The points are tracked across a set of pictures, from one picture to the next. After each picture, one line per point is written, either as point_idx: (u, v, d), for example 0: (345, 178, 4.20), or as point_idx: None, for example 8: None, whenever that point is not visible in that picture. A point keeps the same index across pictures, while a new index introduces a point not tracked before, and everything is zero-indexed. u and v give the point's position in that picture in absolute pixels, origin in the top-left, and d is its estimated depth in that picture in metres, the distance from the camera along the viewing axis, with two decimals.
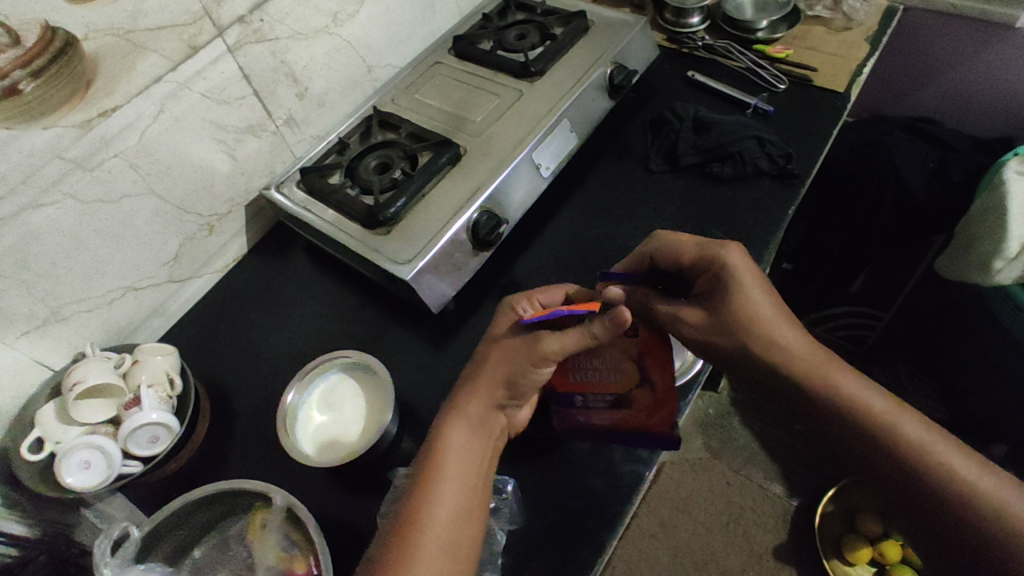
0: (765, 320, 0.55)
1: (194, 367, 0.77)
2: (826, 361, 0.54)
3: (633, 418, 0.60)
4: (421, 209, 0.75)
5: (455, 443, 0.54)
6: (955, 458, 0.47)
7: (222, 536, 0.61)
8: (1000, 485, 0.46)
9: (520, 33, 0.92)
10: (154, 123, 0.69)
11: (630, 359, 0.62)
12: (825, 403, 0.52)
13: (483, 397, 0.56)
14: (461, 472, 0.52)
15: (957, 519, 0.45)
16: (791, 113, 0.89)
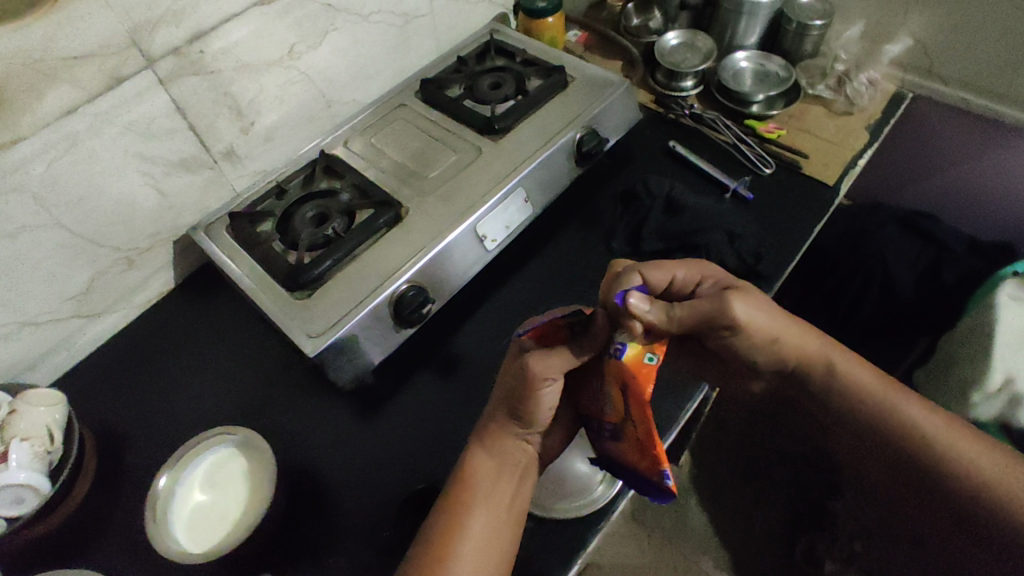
0: (783, 320, 0.62)
1: (92, 414, 0.73)
2: (842, 357, 0.63)
3: (632, 458, 0.50)
4: (347, 275, 0.69)
5: (480, 470, 0.56)
6: (952, 435, 0.58)
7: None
8: (987, 456, 0.57)
9: (495, 81, 0.85)
10: (66, 155, 0.63)
11: (617, 390, 0.50)
12: (843, 395, 0.62)
13: (505, 423, 0.58)
14: (487, 497, 0.55)
15: (962, 484, 0.57)
16: (774, 202, 0.81)
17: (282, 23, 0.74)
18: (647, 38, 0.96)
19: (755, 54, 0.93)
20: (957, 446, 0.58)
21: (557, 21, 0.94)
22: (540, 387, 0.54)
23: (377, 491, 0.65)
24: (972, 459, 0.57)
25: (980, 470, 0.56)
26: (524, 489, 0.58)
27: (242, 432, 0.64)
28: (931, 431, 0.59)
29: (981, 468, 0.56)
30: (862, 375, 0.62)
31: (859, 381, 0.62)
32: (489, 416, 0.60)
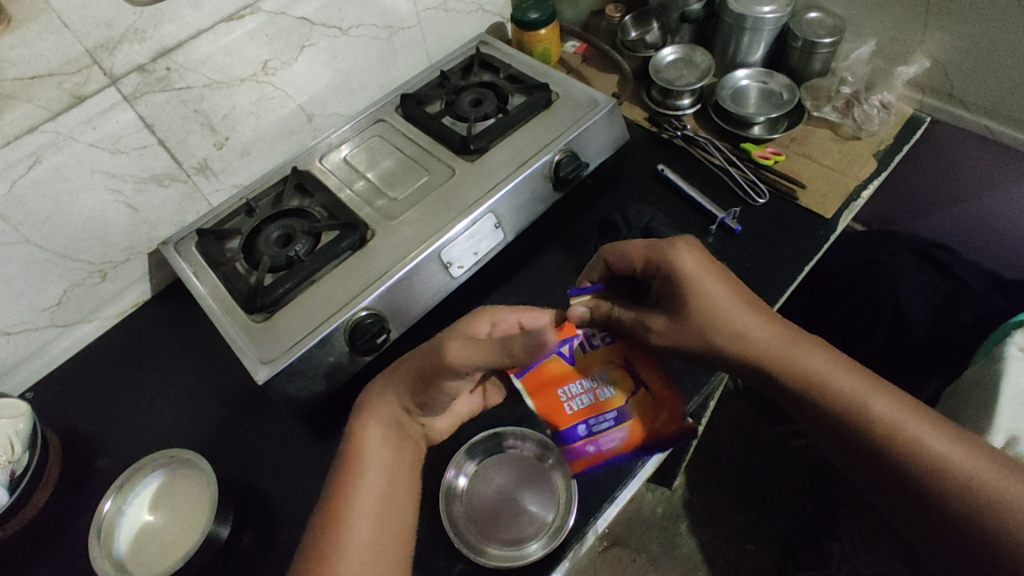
0: (729, 304, 0.56)
1: (61, 422, 0.75)
2: (790, 344, 0.55)
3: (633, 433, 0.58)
4: (305, 299, 0.68)
5: (368, 461, 0.52)
6: (929, 433, 0.50)
7: None
8: (971, 459, 0.49)
9: (476, 97, 0.82)
10: (29, 173, 0.64)
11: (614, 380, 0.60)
12: (805, 390, 0.53)
13: (390, 411, 0.55)
14: (373, 488, 0.51)
15: (943, 491, 0.48)
16: (764, 236, 0.75)
17: (253, 39, 0.73)
18: (644, 53, 0.91)
19: (757, 72, 0.88)
20: (934, 446, 0.49)
21: (551, 32, 0.91)
22: (451, 377, 0.53)
23: (313, 528, 0.63)
24: (951, 461, 0.48)
25: (960, 473, 0.48)
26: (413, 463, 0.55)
27: (186, 453, 0.64)
28: (903, 426, 0.50)
29: (948, 465, 0.48)
30: (809, 360, 0.54)
31: (806, 367, 0.53)
32: (363, 405, 0.56)
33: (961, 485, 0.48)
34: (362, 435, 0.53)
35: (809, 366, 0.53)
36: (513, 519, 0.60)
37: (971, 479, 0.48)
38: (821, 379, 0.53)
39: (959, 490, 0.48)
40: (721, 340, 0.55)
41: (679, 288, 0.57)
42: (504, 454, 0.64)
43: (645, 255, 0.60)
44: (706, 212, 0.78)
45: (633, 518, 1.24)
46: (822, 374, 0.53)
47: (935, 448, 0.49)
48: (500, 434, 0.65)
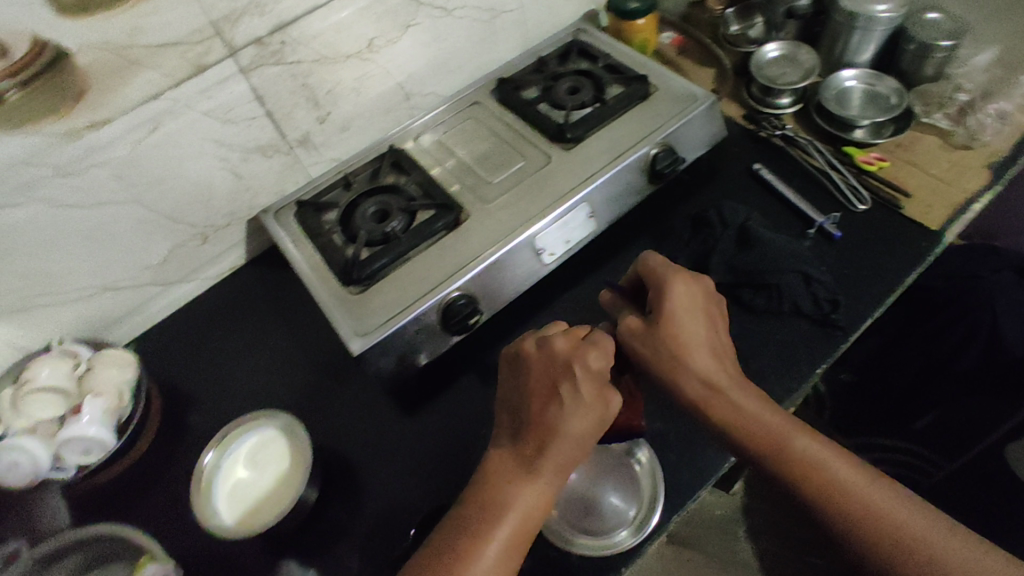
0: (689, 331, 0.56)
1: (161, 374, 0.79)
2: (728, 380, 0.54)
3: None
4: (399, 275, 0.70)
5: (509, 531, 0.47)
6: (865, 485, 0.47)
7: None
8: (899, 510, 0.46)
9: (573, 85, 0.82)
10: (149, 137, 0.67)
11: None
12: (734, 426, 0.51)
13: (563, 458, 0.49)
14: (501, 567, 0.45)
15: (877, 544, 0.45)
16: (865, 245, 0.73)
17: (362, 16, 0.74)
18: (745, 48, 0.90)
19: (865, 74, 0.84)
20: (869, 498, 0.47)
21: (649, 22, 0.89)
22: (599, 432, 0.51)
23: (400, 501, 0.64)
24: (883, 512, 0.46)
25: (892, 526, 0.45)
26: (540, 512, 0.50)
27: (283, 416, 0.67)
28: (834, 474, 0.48)
29: (874, 511, 0.46)
30: (741, 397, 0.52)
31: (739, 404, 0.52)
32: (536, 456, 0.49)
33: (897, 540, 0.45)
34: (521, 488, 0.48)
35: (740, 403, 0.52)
36: (583, 513, 0.61)
37: (906, 533, 0.45)
38: (756, 425, 0.51)
39: (894, 541, 0.45)
40: (676, 371, 0.54)
41: (661, 316, 0.56)
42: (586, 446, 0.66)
43: (656, 271, 0.60)
44: (803, 215, 0.76)
45: (692, 517, 1.24)
46: (751, 413, 0.51)
47: (867, 499, 0.47)
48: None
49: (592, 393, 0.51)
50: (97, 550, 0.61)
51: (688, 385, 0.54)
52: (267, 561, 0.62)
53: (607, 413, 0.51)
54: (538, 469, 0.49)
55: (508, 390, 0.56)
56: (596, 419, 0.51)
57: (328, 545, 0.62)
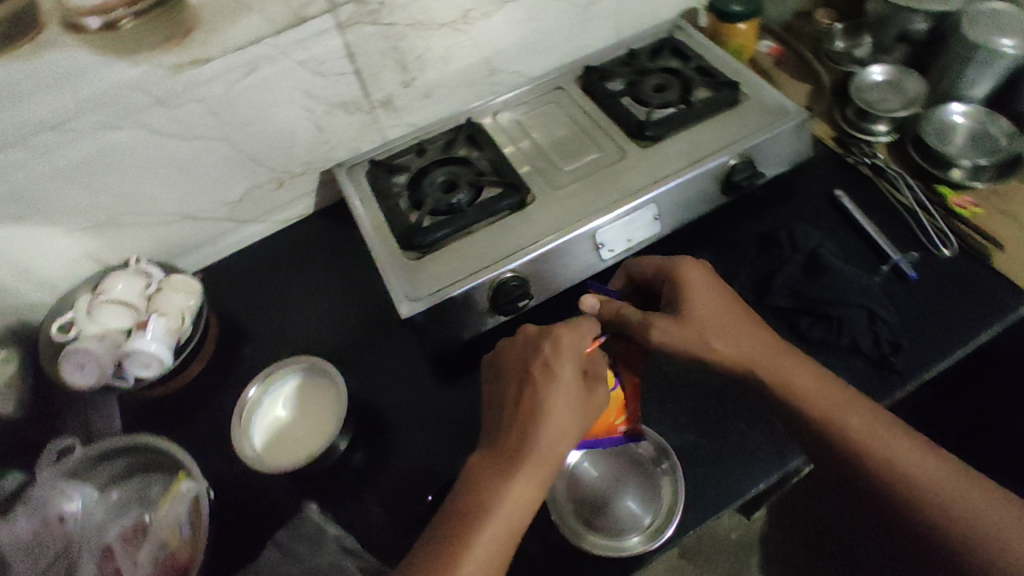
0: (723, 311, 0.58)
1: (221, 306, 0.83)
2: (776, 353, 0.56)
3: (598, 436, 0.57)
4: (457, 247, 0.71)
5: (508, 521, 0.49)
6: (903, 450, 0.51)
7: (143, 484, 0.64)
8: (946, 477, 0.50)
9: (660, 83, 0.80)
10: (245, 79, 0.70)
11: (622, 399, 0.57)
12: (789, 402, 0.54)
13: (546, 444, 0.51)
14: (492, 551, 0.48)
15: (912, 505, 0.50)
16: (943, 291, 0.69)
17: None
18: (847, 68, 0.86)
19: (975, 110, 0.79)
20: (920, 472, 0.50)
21: (749, 28, 0.86)
22: (586, 410, 0.53)
23: (426, 466, 0.66)
24: (925, 481, 0.50)
25: (928, 489, 0.50)
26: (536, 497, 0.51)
27: (324, 364, 0.69)
28: (880, 441, 0.51)
29: (926, 482, 0.50)
30: (794, 371, 0.55)
31: (791, 381, 0.54)
32: (518, 450, 0.51)
33: (945, 508, 0.49)
34: (506, 477, 0.50)
35: (793, 378, 0.54)
36: (600, 511, 0.60)
37: (940, 493, 0.50)
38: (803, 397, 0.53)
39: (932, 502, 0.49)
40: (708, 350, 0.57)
41: (684, 302, 0.58)
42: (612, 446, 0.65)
43: (658, 268, 0.62)
44: (880, 251, 0.72)
45: (706, 535, 1.22)
46: (801, 388, 0.54)
47: (915, 471, 0.50)
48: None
49: (575, 374, 0.53)
50: (138, 460, 0.65)
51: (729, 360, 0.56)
52: (291, 497, 0.65)
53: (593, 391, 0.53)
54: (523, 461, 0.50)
55: (493, 386, 0.58)
56: (580, 398, 0.52)
57: (350, 494, 0.64)
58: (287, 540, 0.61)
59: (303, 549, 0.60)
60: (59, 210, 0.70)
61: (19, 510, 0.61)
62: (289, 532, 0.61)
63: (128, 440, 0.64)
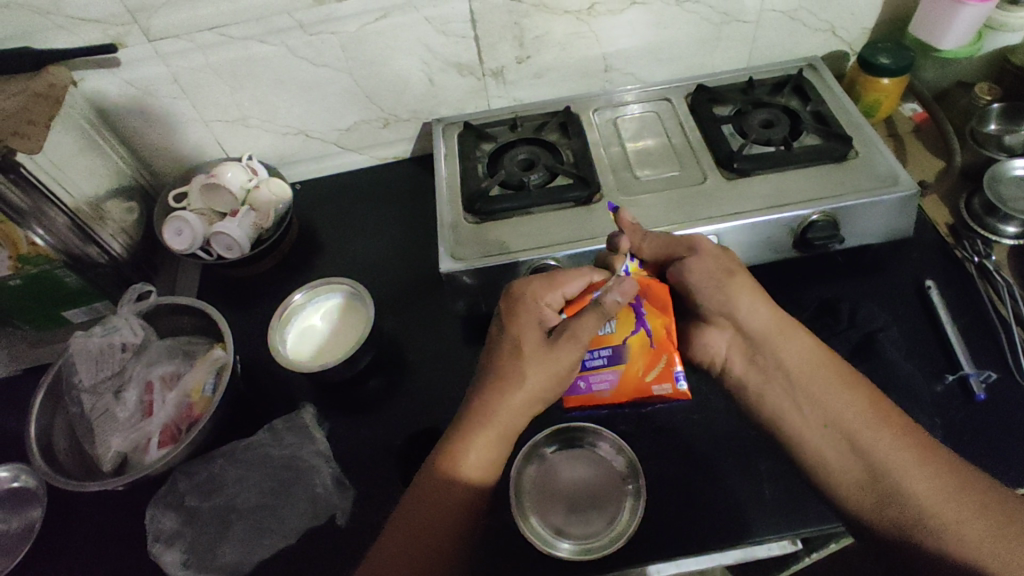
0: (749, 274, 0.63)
1: (307, 218, 0.92)
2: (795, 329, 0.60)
3: (628, 389, 0.65)
4: (513, 224, 0.73)
5: (467, 463, 0.55)
6: (891, 427, 0.53)
7: (194, 343, 0.77)
8: (948, 469, 0.50)
9: (768, 119, 0.78)
10: (375, 23, 0.77)
11: (647, 350, 0.65)
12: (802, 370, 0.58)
13: (500, 405, 0.56)
14: (457, 490, 0.54)
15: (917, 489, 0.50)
16: (1012, 420, 0.61)
17: None
18: (991, 152, 0.76)
19: None
20: (920, 457, 0.51)
21: (894, 85, 0.80)
22: (547, 365, 0.58)
23: (419, 410, 0.70)
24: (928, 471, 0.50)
25: (926, 471, 0.50)
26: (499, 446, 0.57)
27: (362, 290, 0.75)
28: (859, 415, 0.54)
29: (927, 470, 0.50)
30: (805, 345, 0.59)
31: (803, 351, 0.59)
32: (470, 410, 0.57)
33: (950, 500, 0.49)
34: (465, 434, 0.56)
35: (804, 351, 0.59)
36: (562, 516, 0.60)
37: (943, 485, 0.49)
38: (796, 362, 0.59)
39: (885, 483, 0.51)
40: (724, 282, 0.61)
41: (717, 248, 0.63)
42: (583, 450, 0.65)
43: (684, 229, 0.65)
44: (954, 356, 0.65)
45: None
46: (810, 360, 0.58)
47: (916, 458, 0.51)
48: (582, 428, 0.65)
49: (534, 341, 0.59)
50: (196, 321, 0.76)
51: (745, 310, 0.61)
52: (300, 398, 0.72)
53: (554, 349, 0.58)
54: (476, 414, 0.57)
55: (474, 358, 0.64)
56: (539, 358, 0.58)
57: (348, 411, 0.70)
58: (281, 428, 0.68)
59: (289, 438, 0.67)
60: (202, 100, 0.81)
61: (97, 328, 0.73)
62: (285, 423, 0.68)
63: (194, 304, 0.74)
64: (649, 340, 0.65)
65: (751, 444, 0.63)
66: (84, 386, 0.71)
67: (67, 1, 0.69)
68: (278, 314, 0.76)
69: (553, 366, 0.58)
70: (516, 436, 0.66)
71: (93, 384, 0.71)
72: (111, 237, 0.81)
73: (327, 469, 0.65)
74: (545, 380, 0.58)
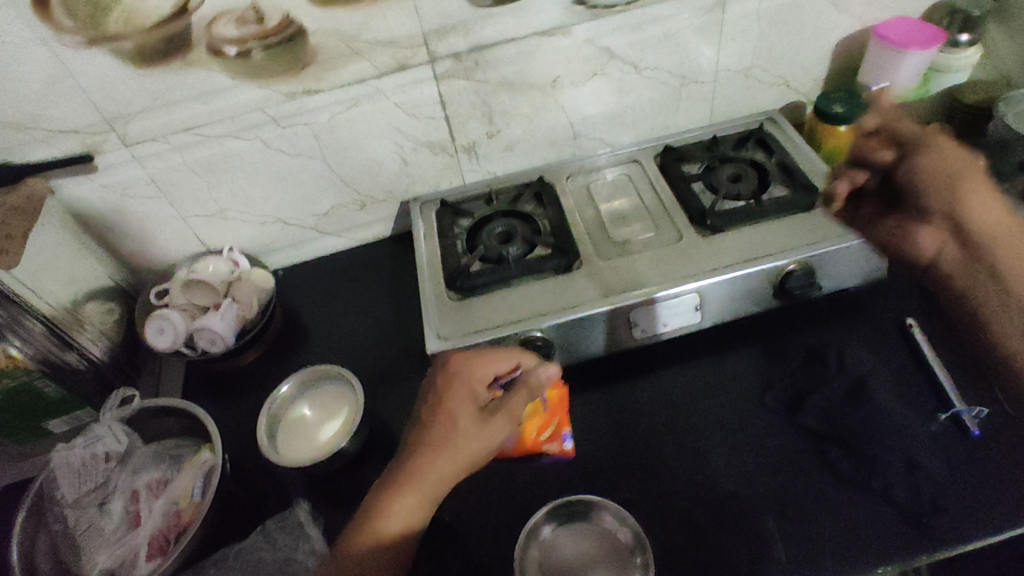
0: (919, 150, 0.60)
1: (292, 305, 0.92)
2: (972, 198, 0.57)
3: (523, 448, 0.67)
4: (496, 297, 0.73)
5: (417, 495, 0.55)
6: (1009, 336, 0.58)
7: (179, 446, 0.75)
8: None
9: (735, 174, 0.80)
10: (347, 112, 0.79)
11: (542, 414, 0.67)
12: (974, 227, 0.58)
13: (434, 460, 0.56)
14: (415, 515, 0.55)
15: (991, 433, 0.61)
16: (1011, 456, 0.61)
17: (555, 56, 0.79)
18: None
19: None
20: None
21: (850, 132, 0.83)
22: (477, 417, 0.59)
23: None
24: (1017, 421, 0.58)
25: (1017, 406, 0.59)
26: (453, 471, 0.56)
27: (349, 375, 0.75)
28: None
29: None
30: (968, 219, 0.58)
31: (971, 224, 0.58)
32: (422, 443, 0.57)
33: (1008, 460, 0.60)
34: (430, 458, 0.56)
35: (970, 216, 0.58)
36: None
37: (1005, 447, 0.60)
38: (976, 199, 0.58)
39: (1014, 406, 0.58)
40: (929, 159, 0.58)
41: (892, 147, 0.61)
42: (587, 524, 0.63)
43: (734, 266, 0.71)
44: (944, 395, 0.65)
45: None
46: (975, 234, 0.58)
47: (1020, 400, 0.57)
48: (584, 503, 0.64)
49: (467, 409, 0.59)
50: (182, 421, 0.75)
51: (968, 205, 0.57)
52: (293, 495, 0.70)
53: (489, 419, 0.58)
54: (430, 447, 0.57)
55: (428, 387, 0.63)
56: (470, 422, 0.58)
57: (344, 504, 0.68)
58: (273, 529, 0.65)
59: (281, 541, 0.64)
60: (181, 197, 0.82)
61: (77, 439, 0.72)
62: (278, 522, 0.66)
63: (181, 405, 0.73)
64: (544, 407, 0.68)
65: (753, 504, 0.62)
66: (66, 501, 0.69)
67: (43, 115, 0.69)
68: (267, 407, 0.74)
69: (487, 436, 0.58)
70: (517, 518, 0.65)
71: (75, 499, 0.69)
72: (92, 341, 0.80)
73: None
74: (463, 443, 0.57)
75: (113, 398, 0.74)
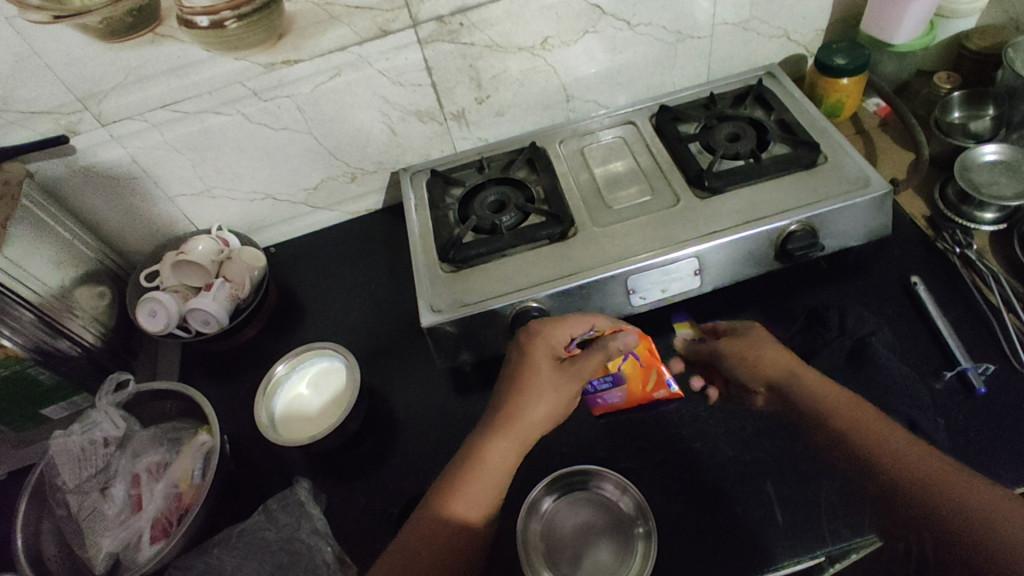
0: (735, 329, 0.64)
1: (285, 282, 0.91)
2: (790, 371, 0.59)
3: (633, 400, 0.67)
4: (490, 267, 0.72)
5: (511, 435, 0.57)
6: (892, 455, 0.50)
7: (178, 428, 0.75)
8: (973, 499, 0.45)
9: (734, 132, 0.78)
10: (329, 82, 0.76)
11: (639, 369, 0.66)
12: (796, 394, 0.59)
13: (523, 407, 0.58)
14: (507, 454, 0.57)
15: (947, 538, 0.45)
16: (1014, 412, 0.60)
17: (543, 15, 0.75)
18: (959, 141, 0.77)
19: None
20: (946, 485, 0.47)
21: (852, 84, 0.80)
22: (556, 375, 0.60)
23: (414, 471, 0.68)
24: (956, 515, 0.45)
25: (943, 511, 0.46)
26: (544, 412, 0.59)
27: (344, 354, 0.73)
28: (867, 417, 0.53)
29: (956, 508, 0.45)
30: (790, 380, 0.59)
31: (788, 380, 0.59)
32: (515, 383, 0.59)
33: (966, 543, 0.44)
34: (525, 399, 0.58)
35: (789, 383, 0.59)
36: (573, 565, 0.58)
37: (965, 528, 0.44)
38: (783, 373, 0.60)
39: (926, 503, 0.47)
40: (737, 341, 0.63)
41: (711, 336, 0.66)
42: (586, 493, 0.63)
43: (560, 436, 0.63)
44: (948, 353, 0.64)
45: None
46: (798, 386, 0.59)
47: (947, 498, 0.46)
48: (582, 473, 0.63)
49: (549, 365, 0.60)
50: (178, 404, 0.75)
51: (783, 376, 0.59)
52: (293, 473, 0.70)
53: (567, 376, 0.60)
54: (521, 388, 0.59)
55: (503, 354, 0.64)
56: (554, 374, 0.60)
57: (344, 481, 0.68)
58: (275, 508, 0.65)
59: (283, 519, 0.64)
60: (165, 176, 0.80)
61: (75, 425, 0.72)
62: (278, 501, 0.66)
63: (175, 389, 0.73)
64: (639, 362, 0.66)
65: (753, 468, 0.62)
66: (68, 487, 0.68)
67: (14, 97, 0.67)
68: (262, 389, 0.73)
69: (564, 393, 0.60)
70: (518, 488, 0.64)
71: (77, 484, 0.68)
72: (83, 327, 0.79)
73: (326, 547, 0.62)
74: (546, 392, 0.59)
75: (108, 384, 0.74)
